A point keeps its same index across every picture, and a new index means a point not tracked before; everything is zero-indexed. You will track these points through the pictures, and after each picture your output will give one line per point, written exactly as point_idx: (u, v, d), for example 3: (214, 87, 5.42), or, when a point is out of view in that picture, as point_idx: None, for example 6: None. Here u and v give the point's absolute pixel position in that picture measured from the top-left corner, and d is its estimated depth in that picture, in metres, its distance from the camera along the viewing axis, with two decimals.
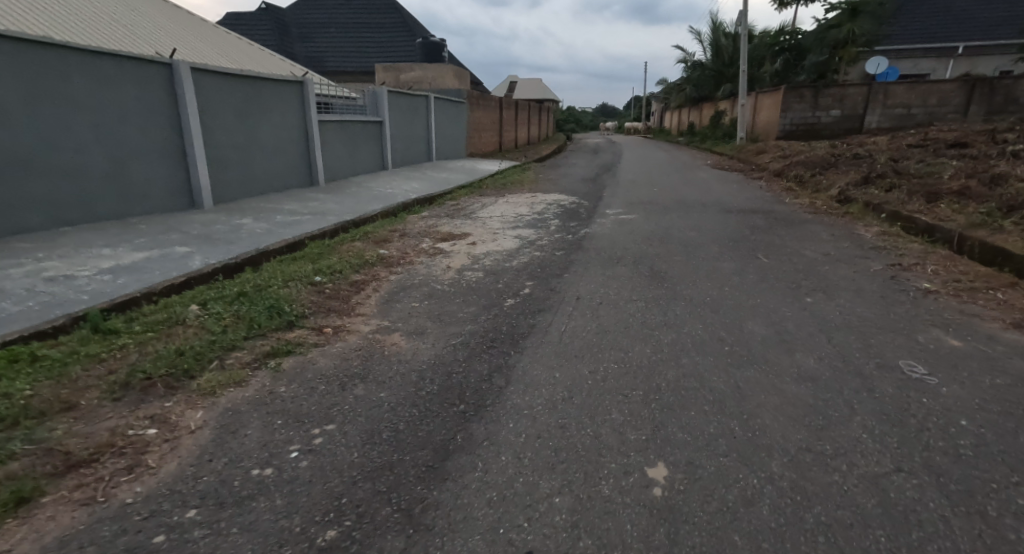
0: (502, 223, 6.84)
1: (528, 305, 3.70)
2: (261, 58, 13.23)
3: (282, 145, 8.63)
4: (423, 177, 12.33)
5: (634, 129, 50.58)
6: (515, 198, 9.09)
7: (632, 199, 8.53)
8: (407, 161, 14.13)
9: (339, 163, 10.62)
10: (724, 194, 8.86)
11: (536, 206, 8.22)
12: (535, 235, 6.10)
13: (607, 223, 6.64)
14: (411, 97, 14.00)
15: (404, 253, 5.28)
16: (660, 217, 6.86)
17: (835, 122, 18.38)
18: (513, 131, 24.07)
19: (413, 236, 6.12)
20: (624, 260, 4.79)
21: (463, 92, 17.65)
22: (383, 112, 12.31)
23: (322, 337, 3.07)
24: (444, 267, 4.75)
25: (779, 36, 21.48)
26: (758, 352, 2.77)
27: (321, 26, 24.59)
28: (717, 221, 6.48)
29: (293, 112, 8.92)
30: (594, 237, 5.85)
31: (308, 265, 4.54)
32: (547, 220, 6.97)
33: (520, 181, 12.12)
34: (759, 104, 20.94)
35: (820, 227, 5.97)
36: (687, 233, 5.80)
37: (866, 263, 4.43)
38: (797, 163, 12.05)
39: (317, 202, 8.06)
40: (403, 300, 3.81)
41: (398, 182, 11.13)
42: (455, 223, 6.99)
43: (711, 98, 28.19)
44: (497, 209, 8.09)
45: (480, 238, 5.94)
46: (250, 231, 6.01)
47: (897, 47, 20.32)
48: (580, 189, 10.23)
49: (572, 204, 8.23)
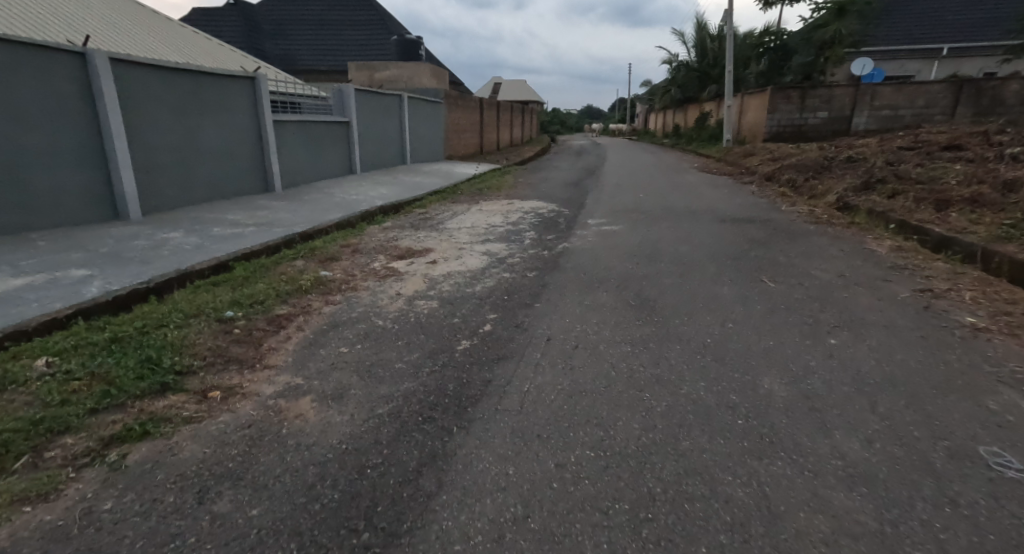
0: (470, 236, 6.12)
1: (485, 351, 2.98)
2: (220, 55, 12.34)
3: (230, 149, 7.96)
4: (394, 182, 11.59)
5: (619, 131, 50.21)
6: (489, 206, 8.40)
7: (614, 207, 7.88)
8: (379, 164, 13.35)
9: (300, 167, 9.89)
10: (714, 201, 8.22)
11: (511, 215, 7.51)
12: (506, 250, 5.39)
13: (587, 235, 5.96)
14: (382, 97, 13.27)
15: (350, 276, 4.55)
16: (646, 228, 6.18)
17: (823, 123, 17.94)
18: (495, 133, 23.37)
19: (366, 254, 5.38)
20: (605, 284, 4.09)
21: (440, 91, 16.91)
22: (350, 112, 11.56)
23: (203, 407, 2.28)
24: (392, 295, 4.02)
25: (764, 36, 20.99)
26: (787, 437, 2.04)
27: (294, 23, 23.71)
28: (709, 233, 5.82)
29: (243, 111, 8.21)
30: (572, 254, 5.16)
31: (226, 294, 3.79)
32: (521, 232, 6.27)
33: (497, 186, 11.39)
34: (744, 104, 20.40)
35: (823, 240, 5.34)
36: (678, 248, 5.10)
37: (887, 287, 3.77)
38: (789, 167, 11.49)
39: (266, 211, 7.36)
40: (330, 345, 3.04)
41: (365, 188, 10.38)
42: (418, 236, 6.25)
43: (697, 99, 27.75)
44: (469, 218, 7.39)
45: (443, 255, 5.22)
46: (174, 247, 5.24)
47: (882, 47, 19.96)
48: (560, 195, 9.55)
49: (550, 213, 7.55)
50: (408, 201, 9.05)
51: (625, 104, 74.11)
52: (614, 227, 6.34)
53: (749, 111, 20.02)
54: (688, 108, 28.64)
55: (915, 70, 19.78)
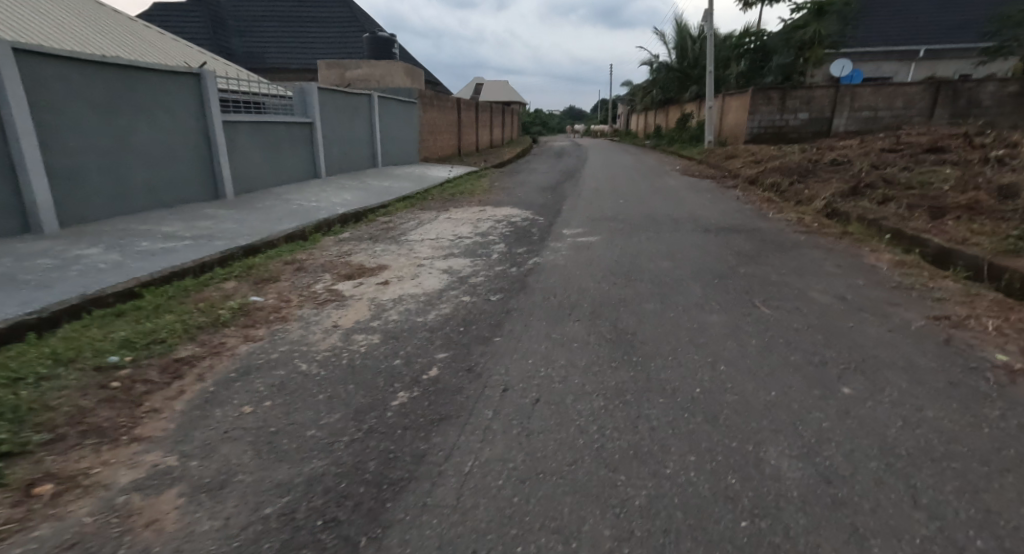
0: (433, 250, 5.56)
1: (423, 407, 2.40)
2: (174, 53, 11.62)
3: (173, 153, 7.44)
4: (362, 186, 10.97)
5: (601, 132, 49.94)
6: (458, 214, 7.84)
7: (590, 214, 7.38)
8: (348, 166, 12.69)
9: (257, 172, 9.29)
10: (696, 207, 7.77)
11: (481, 224, 6.96)
12: (469, 267, 4.83)
13: (561, 248, 5.43)
14: (351, 96, 12.64)
15: (285, 301, 3.95)
16: (624, 239, 5.69)
17: (803, 125, 17.69)
18: (474, 134, 22.80)
19: (311, 272, 4.77)
20: (575, 311, 3.56)
21: (414, 91, 16.28)
22: (314, 112, 10.93)
23: (18, 515, 1.70)
24: (327, 326, 3.45)
25: (744, 36, 20.73)
26: (804, 552, 1.51)
27: (264, 20, 22.93)
28: (693, 246, 5.34)
29: (187, 111, 7.68)
30: (542, 271, 4.63)
31: (126, 330, 3.20)
32: (490, 244, 5.72)
33: (470, 190, 10.79)
34: (725, 105, 20.13)
35: (816, 253, 4.86)
36: (658, 264, 4.60)
37: (897, 311, 3.26)
38: (773, 170, 11.13)
39: (209, 221, 6.79)
40: (231, 403, 2.44)
41: (329, 193, 9.77)
42: (374, 250, 5.65)
43: (678, 100, 27.49)
44: (437, 227, 6.83)
45: (397, 274, 4.63)
46: (85, 268, 4.65)
47: (860, 49, 19.81)
48: (535, 201, 9.02)
49: (523, 221, 7.02)
50: (373, 208, 8.46)
51: (606, 106, 74.04)
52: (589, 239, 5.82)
53: (730, 112, 19.75)
54: (670, 109, 28.37)
55: (893, 72, 19.65)
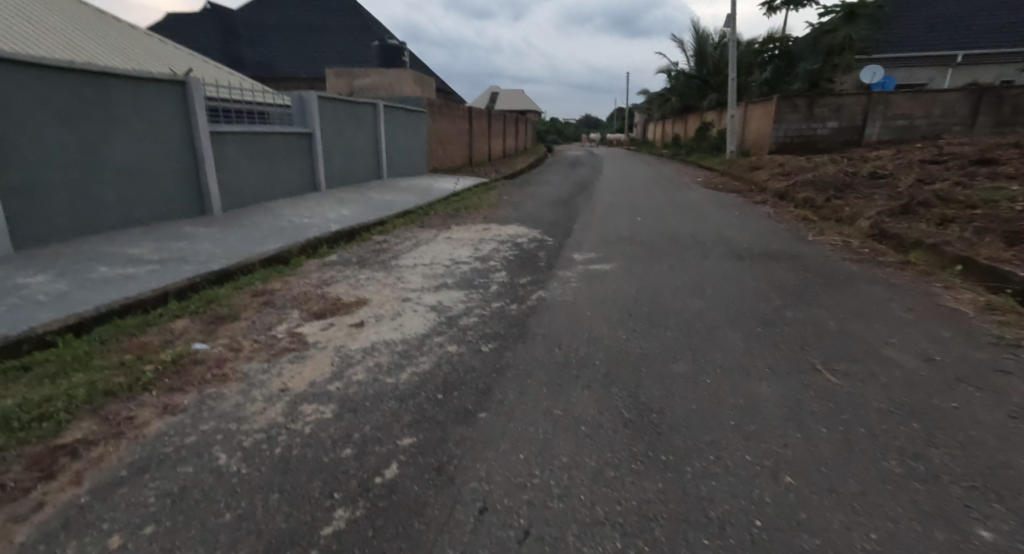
0: (424, 279, 4.87)
1: (366, 545, 1.70)
2: (172, 60, 11.16)
3: (153, 166, 6.91)
4: (362, 200, 10.40)
5: (617, 140, 49.15)
6: (460, 232, 7.18)
7: (605, 234, 6.67)
8: (350, 178, 12.14)
9: (247, 185, 8.75)
10: (723, 226, 7.01)
11: (482, 246, 6.27)
12: (460, 303, 4.15)
13: (570, 279, 4.71)
14: (355, 104, 12.12)
15: (234, 349, 3.27)
16: (643, 268, 4.95)
17: (832, 134, 16.79)
18: (486, 144, 22.23)
19: (280, 309, 4.11)
20: (584, 373, 2.84)
21: (423, 99, 15.75)
22: (314, 121, 10.41)
23: None
24: (274, 389, 2.76)
25: (768, 42, 19.88)
26: None
27: (275, 29, 22.69)
28: (723, 277, 4.59)
29: (169, 120, 7.13)
30: (546, 311, 3.90)
31: (18, 396, 2.54)
32: (488, 272, 5.03)
33: (476, 205, 10.14)
34: (748, 113, 19.30)
35: (874, 288, 4.08)
36: (685, 303, 3.85)
37: (1011, 386, 2.48)
38: (804, 185, 10.31)
39: (185, 241, 6.21)
40: (96, 531, 1.74)
41: (325, 207, 9.19)
42: (359, 279, 4.98)
43: (697, 108, 26.67)
44: (434, 249, 6.17)
45: (378, 312, 3.96)
46: (23, 302, 4.04)
47: (892, 54, 18.86)
48: (545, 218, 8.32)
49: (530, 243, 6.34)
50: (369, 225, 7.85)
51: (623, 114, 73.26)
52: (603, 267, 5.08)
53: (753, 121, 18.90)
54: (689, 117, 27.54)
55: (928, 78, 18.65)
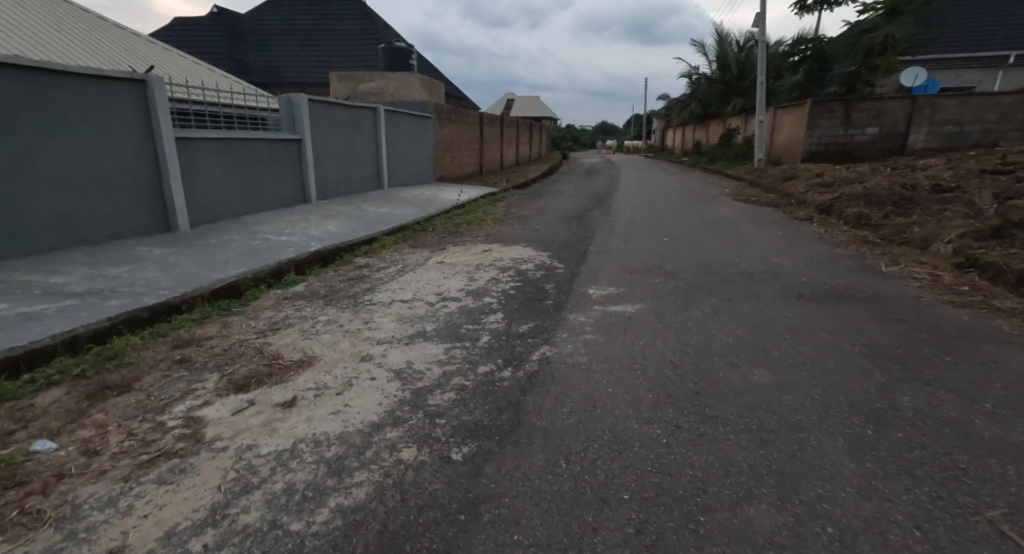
0: (398, 326, 3.85)
1: None
2: (155, 61, 10.33)
3: (104, 179, 6.01)
4: (354, 213, 9.45)
5: (634, 148, 47.92)
6: (456, 257, 6.18)
7: (627, 261, 5.59)
8: (346, 189, 11.26)
9: (221, 197, 7.82)
10: (765, 251, 5.92)
11: (477, 276, 5.25)
12: (436, 367, 3.14)
13: (584, 331, 3.64)
14: (352, 108, 11.24)
15: (90, 450, 2.23)
16: (679, 313, 3.85)
17: (871, 141, 15.66)
18: (498, 152, 21.29)
19: (198, 370, 3.08)
20: (611, 526, 1.79)
21: (429, 104, 14.84)
22: (304, 127, 9.53)
23: None
24: (109, 544, 1.73)
25: (798, 44, 18.64)
26: None
27: (283, 34, 22.05)
28: (786, 328, 3.51)
29: (126, 127, 6.24)
30: (551, 384, 2.84)
31: None
32: (478, 316, 4.02)
33: (481, 219, 9.18)
34: (778, 118, 18.10)
35: (1011, 353, 2.96)
36: (746, 381, 2.75)
37: None
38: (848, 199, 9.16)
39: (126, 265, 5.23)
40: None
41: (311, 222, 8.25)
42: (318, 322, 3.96)
43: (719, 115, 25.50)
44: (421, 279, 5.17)
45: (322, 381, 2.92)
46: None
47: (936, 55, 17.56)
48: (557, 237, 7.31)
49: (534, 271, 5.33)
50: (351, 245, 6.87)
51: (641, 121, 72.04)
52: (626, 312, 3.99)
53: (783, 127, 17.69)
54: (711, 124, 26.33)
55: (975, 81, 17.29)
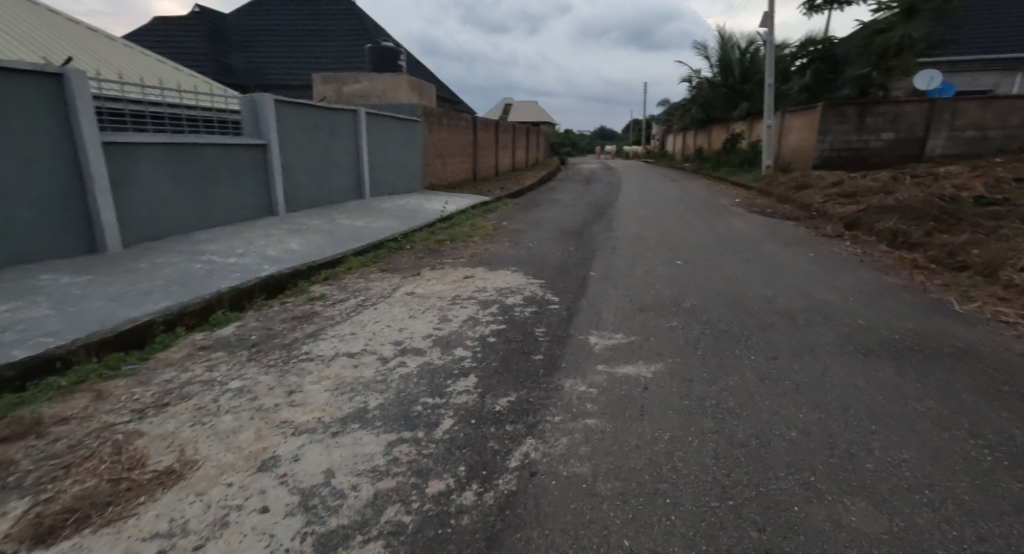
0: (332, 397, 2.85)
1: None
2: (107, 56, 9.31)
3: (4, 194, 5.00)
4: (326, 227, 8.48)
5: (633, 153, 47.08)
6: (431, 286, 5.19)
7: (636, 297, 4.61)
8: (322, 198, 10.30)
9: (167, 210, 6.82)
10: (797, 281, 4.96)
11: (450, 317, 4.25)
12: (368, 481, 2.15)
13: (585, 413, 2.65)
14: (327, 110, 10.28)
15: None
16: (713, 386, 2.85)
17: (886, 148, 14.76)
18: (493, 158, 20.36)
19: (5, 489, 2.06)
20: None
21: (417, 107, 13.90)
22: (269, 130, 8.57)
23: None
24: None
25: (805, 46, 17.57)
26: None
27: (269, 35, 21.12)
28: (863, 409, 2.55)
29: (36, 131, 5.22)
30: (535, 529, 1.86)
31: None
32: (443, 382, 3.05)
33: (468, 234, 8.23)
34: (787, 123, 17.19)
35: None
36: (838, 540, 1.75)
37: None
38: (876, 212, 8.21)
39: (16, 301, 4.22)
40: None
41: (271, 239, 7.26)
42: (226, 390, 2.93)
43: (722, 119, 24.62)
44: (380, 320, 4.19)
45: (181, 519, 1.90)
46: None
47: (952, 57, 16.71)
48: (552, 258, 6.35)
49: (521, 310, 4.36)
50: (308, 269, 5.87)
51: (639, 127, 71.36)
52: (638, 381, 2.99)
53: (793, 132, 16.77)
54: (714, 130, 25.46)
55: (992, 85, 16.44)
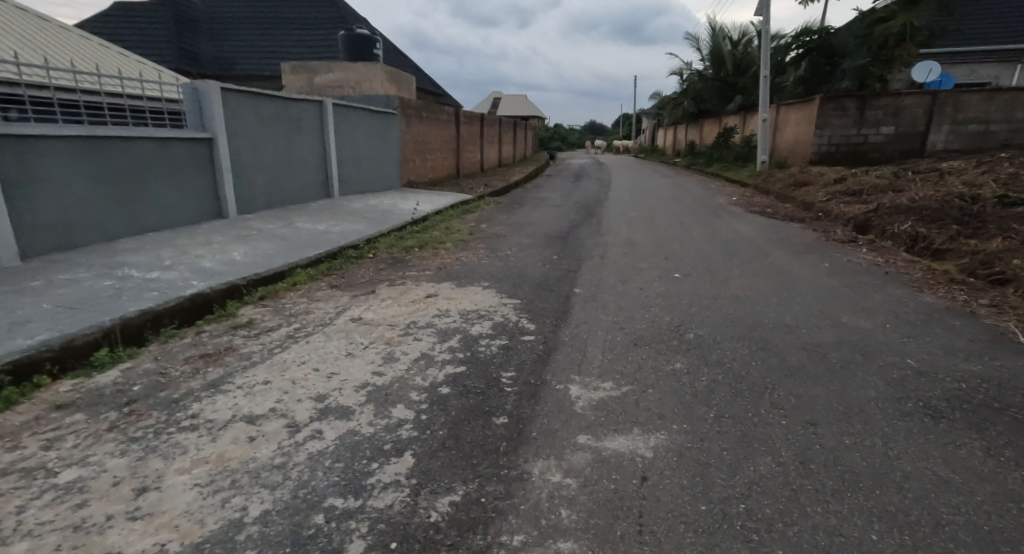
0: (197, 500, 1.98)
1: None
2: (34, 38, 8.31)
3: None
4: (281, 232, 7.59)
5: (623, 148, 46.37)
6: (384, 311, 4.35)
7: (628, 325, 3.79)
8: (282, 198, 9.42)
9: (85, 213, 5.95)
10: (817, 301, 4.20)
11: (397, 355, 3.41)
12: None
13: (559, 531, 1.84)
14: (287, 102, 9.39)
15: None
16: (737, 478, 2.04)
17: (886, 142, 14.09)
18: (478, 154, 19.46)
19: None
20: None
21: (393, 98, 13.01)
22: (215, 123, 7.72)
23: None
24: None
25: (801, 36, 16.83)
26: None
27: (240, 24, 20.03)
28: (958, 525, 1.78)
29: None
30: None
31: None
32: (366, 467, 2.23)
33: (440, 239, 7.40)
34: (783, 117, 16.47)
35: None
36: None
37: None
38: (888, 213, 7.49)
39: None
40: None
41: (212, 249, 6.38)
42: (45, 487, 2.03)
43: (714, 113, 23.90)
44: (308, 360, 3.33)
45: None
46: None
47: (952, 48, 16.09)
48: (531, 270, 5.54)
49: (487, 346, 3.55)
50: (240, 285, 5.03)
51: (628, 123, 70.69)
52: (633, 468, 2.16)
53: (789, 125, 16.05)
54: (706, 124, 24.72)
55: (992, 76, 15.83)
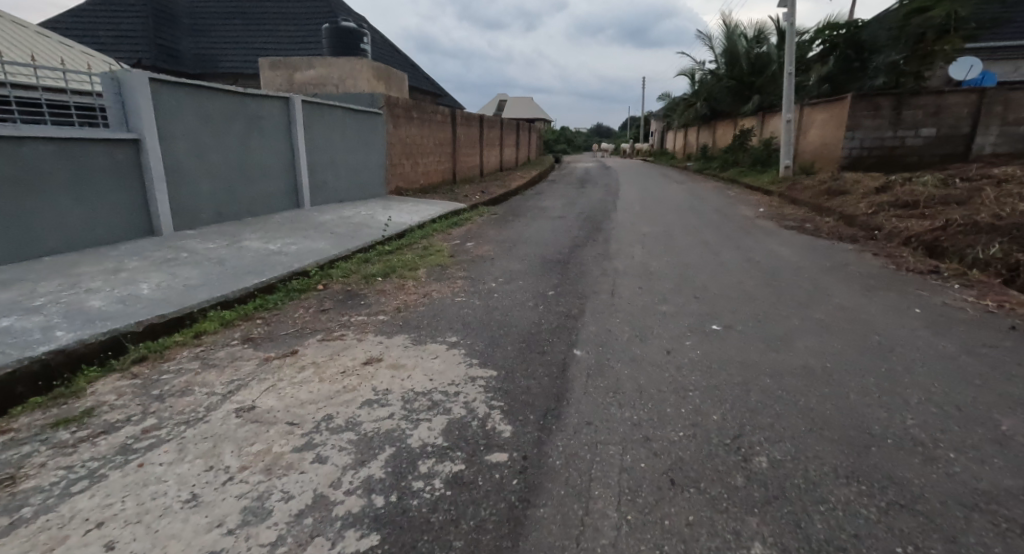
0: None
1: None
2: None
3: None
4: (221, 253, 6.26)
5: (630, 151, 44.91)
6: (293, 393, 2.95)
7: (657, 436, 2.39)
8: (237, 209, 8.10)
9: None
10: (940, 383, 2.78)
11: (269, 504, 2.03)
12: None
13: None
14: (242, 96, 8.06)
15: None
16: None
17: (925, 146, 12.63)
18: (477, 157, 18.08)
19: None
20: None
21: (378, 96, 11.66)
22: (144, 120, 6.42)
23: None
24: None
25: (826, 30, 15.34)
26: None
27: (224, 19, 18.77)
28: None
29: None
30: None
31: None
32: None
33: (412, 263, 6.04)
34: (807, 118, 15.01)
35: None
36: None
37: None
38: (963, 231, 6.05)
39: None
40: None
41: (114, 280, 5.05)
42: None
43: (730, 114, 22.41)
44: (112, 518, 1.94)
45: None
46: None
47: (995, 42, 14.58)
48: (517, 315, 4.17)
49: (427, 476, 2.19)
50: (94, 347, 3.61)
51: (635, 125, 69.22)
52: None
53: (815, 126, 14.60)
54: (721, 127, 23.26)
55: None
